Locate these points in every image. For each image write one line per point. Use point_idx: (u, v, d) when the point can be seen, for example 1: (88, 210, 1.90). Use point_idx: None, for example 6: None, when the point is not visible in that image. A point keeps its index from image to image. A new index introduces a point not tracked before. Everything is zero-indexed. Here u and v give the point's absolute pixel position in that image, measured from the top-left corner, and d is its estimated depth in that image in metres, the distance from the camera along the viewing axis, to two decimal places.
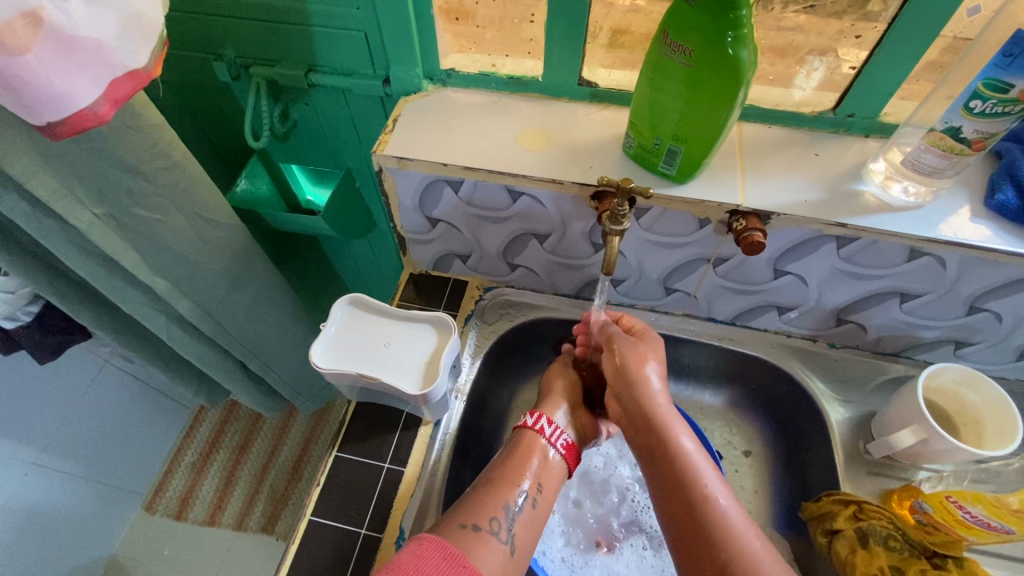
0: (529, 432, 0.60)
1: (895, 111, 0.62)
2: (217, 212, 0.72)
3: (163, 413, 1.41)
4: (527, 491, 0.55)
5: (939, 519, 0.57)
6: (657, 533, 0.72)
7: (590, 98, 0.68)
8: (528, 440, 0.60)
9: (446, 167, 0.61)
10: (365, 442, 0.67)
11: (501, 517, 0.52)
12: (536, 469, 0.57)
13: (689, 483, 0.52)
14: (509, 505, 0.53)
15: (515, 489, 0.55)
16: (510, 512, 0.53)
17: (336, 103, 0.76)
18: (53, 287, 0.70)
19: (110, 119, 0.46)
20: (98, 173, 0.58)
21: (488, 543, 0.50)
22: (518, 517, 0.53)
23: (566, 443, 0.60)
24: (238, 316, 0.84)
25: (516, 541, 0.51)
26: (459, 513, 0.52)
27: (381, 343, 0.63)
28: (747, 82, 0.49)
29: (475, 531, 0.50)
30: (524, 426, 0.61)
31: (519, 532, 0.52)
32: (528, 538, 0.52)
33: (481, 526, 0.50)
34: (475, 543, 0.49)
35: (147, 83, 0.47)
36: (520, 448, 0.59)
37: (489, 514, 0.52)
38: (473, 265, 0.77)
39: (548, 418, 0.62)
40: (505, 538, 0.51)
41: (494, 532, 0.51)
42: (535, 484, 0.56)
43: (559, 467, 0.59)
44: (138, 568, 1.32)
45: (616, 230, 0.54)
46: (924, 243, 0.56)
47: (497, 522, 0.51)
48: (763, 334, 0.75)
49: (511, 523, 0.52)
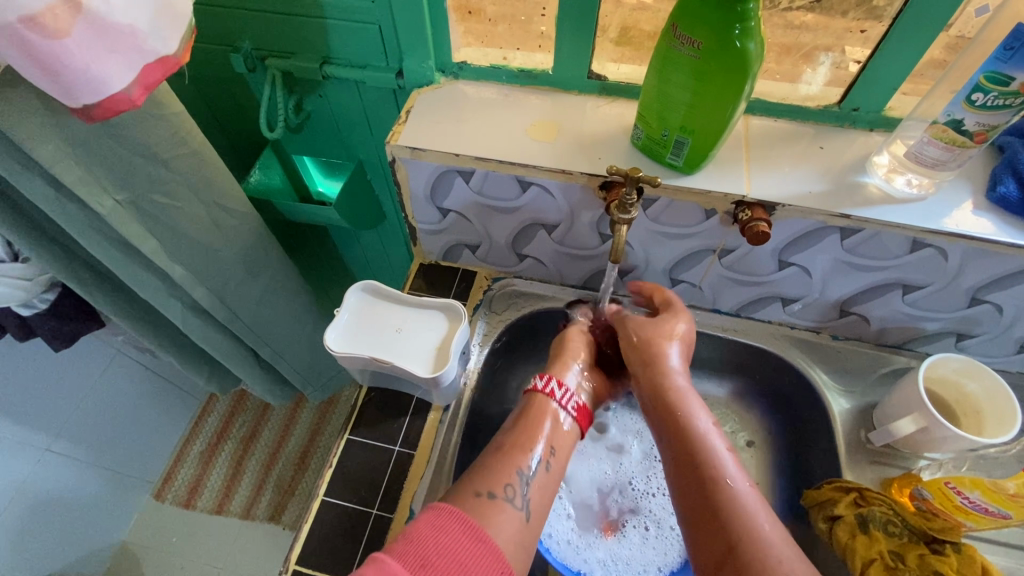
0: (540, 396, 0.61)
1: (900, 105, 0.63)
2: (233, 201, 0.74)
3: (173, 402, 1.43)
4: (540, 456, 0.56)
5: (939, 506, 0.58)
6: (657, 516, 0.74)
7: (598, 91, 0.69)
8: (540, 404, 0.60)
9: (458, 157, 0.63)
10: (376, 426, 0.68)
11: (516, 483, 0.53)
12: (549, 434, 0.58)
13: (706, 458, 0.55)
14: (522, 471, 0.54)
15: (527, 455, 0.56)
16: (524, 479, 0.54)
17: (349, 95, 0.78)
18: (74, 274, 0.72)
19: (141, 104, 0.47)
20: (121, 160, 0.59)
21: (503, 511, 0.50)
22: (531, 483, 0.54)
23: (577, 407, 0.61)
24: (252, 304, 0.85)
25: (530, 507, 0.52)
26: (474, 481, 0.53)
27: (393, 328, 0.64)
28: (754, 74, 0.50)
29: (490, 498, 0.51)
30: (535, 390, 0.62)
31: (532, 496, 0.53)
32: (542, 502, 0.54)
33: (497, 494, 0.51)
34: (489, 510, 0.50)
35: (176, 69, 0.49)
36: (532, 412, 0.60)
37: (503, 481, 0.53)
38: (482, 255, 0.79)
39: (559, 382, 0.62)
40: (520, 504, 0.52)
41: (509, 499, 0.51)
42: (549, 448, 0.57)
43: (570, 431, 0.60)
44: (148, 555, 1.35)
45: (624, 218, 0.55)
46: (926, 234, 0.57)
47: (512, 489, 0.52)
48: (767, 326, 0.76)
49: (525, 489, 0.53)
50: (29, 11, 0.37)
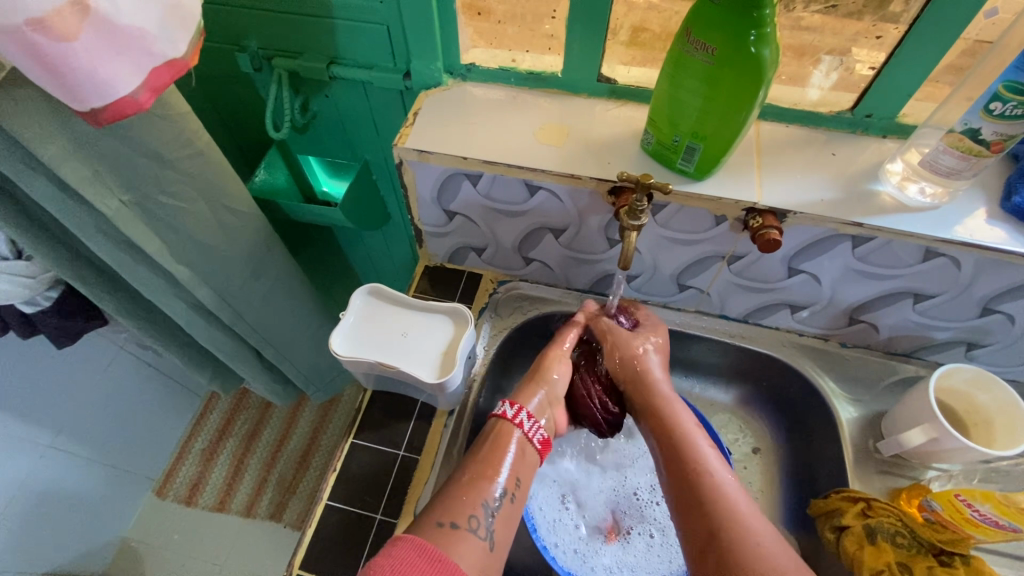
0: (506, 424, 0.60)
1: (914, 112, 0.62)
2: (238, 201, 0.73)
3: (175, 400, 1.43)
4: (504, 487, 0.56)
5: (948, 517, 0.57)
6: (663, 523, 0.74)
7: (608, 94, 0.68)
8: (504, 434, 0.60)
9: (465, 160, 0.62)
10: (380, 430, 0.68)
11: (479, 514, 0.53)
12: (513, 464, 0.58)
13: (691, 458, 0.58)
14: (487, 503, 0.54)
15: (490, 486, 0.55)
16: (487, 511, 0.54)
17: (356, 96, 0.77)
18: (78, 273, 0.71)
19: (148, 108, 0.47)
20: (126, 161, 0.59)
21: (466, 540, 0.51)
22: (495, 515, 0.54)
23: (542, 438, 0.61)
24: (255, 305, 0.85)
25: (494, 537, 0.53)
26: (437, 512, 0.53)
27: (399, 333, 0.64)
28: (768, 80, 0.49)
29: (452, 528, 0.51)
30: (500, 416, 0.61)
31: (496, 528, 0.53)
32: (506, 535, 0.54)
33: (461, 523, 0.52)
34: (452, 540, 0.50)
35: (184, 72, 0.48)
36: (496, 440, 0.59)
37: (467, 512, 0.53)
38: (488, 258, 0.78)
39: (528, 412, 0.62)
40: (483, 535, 0.52)
41: (473, 530, 0.52)
42: (512, 481, 0.57)
43: (533, 461, 0.61)
44: (150, 551, 1.35)
45: (634, 224, 0.55)
46: (940, 243, 0.56)
47: (475, 520, 0.52)
48: (775, 332, 0.75)
49: (489, 521, 0.53)
50: (37, 14, 0.36)
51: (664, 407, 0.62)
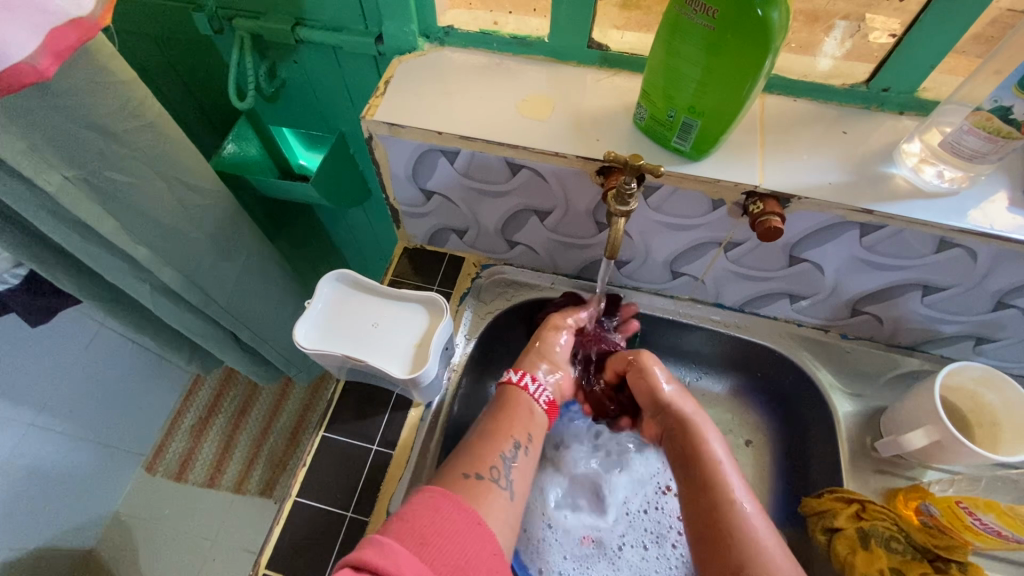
0: (512, 389, 0.61)
1: (935, 85, 0.56)
2: (198, 177, 0.68)
3: (160, 376, 1.40)
4: (519, 441, 0.56)
5: (946, 523, 0.55)
6: (654, 533, 0.72)
7: (600, 62, 0.62)
8: (517, 398, 0.60)
9: (441, 135, 0.57)
10: (354, 422, 0.65)
11: (501, 465, 0.52)
12: (525, 421, 0.57)
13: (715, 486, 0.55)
14: (505, 454, 0.53)
15: (507, 438, 0.55)
16: (507, 461, 0.53)
17: (326, 62, 0.71)
18: (33, 255, 0.66)
19: (52, 77, 0.43)
20: (67, 134, 0.53)
21: (492, 491, 0.50)
22: (514, 465, 0.53)
23: (548, 399, 0.61)
24: (227, 286, 0.81)
25: (514, 488, 0.52)
26: (461, 464, 0.52)
27: (369, 324, 0.60)
28: (775, 49, 0.43)
29: (477, 480, 0.50)
30: (508, 383, 0.61)
31: (517, 478, 0.52)
32: (524, 483, 0.53)
33: (484, 474, 0.51)
34: (480, 492, 0.49)
35: (94, 33, 0.44)
36: (507, 401, 0.59)
37: (487, 463, 0.52)
38: (470, 241, 0.73)
39: (532, 375, 0.62)
40: (505, 485, 0.51)
41: (496, 480, 0.51)
42: (526, 435, 0.56)
43: (544, 421, 0.60)
44: (139, 527, 1.34)
45: (622, 210, 0.50)
46: (955, 233, 0.51)
47: (497, 470, 0.52)
48: (774, 322, 0.71)
49: (510, 472, 0.52)
50: None
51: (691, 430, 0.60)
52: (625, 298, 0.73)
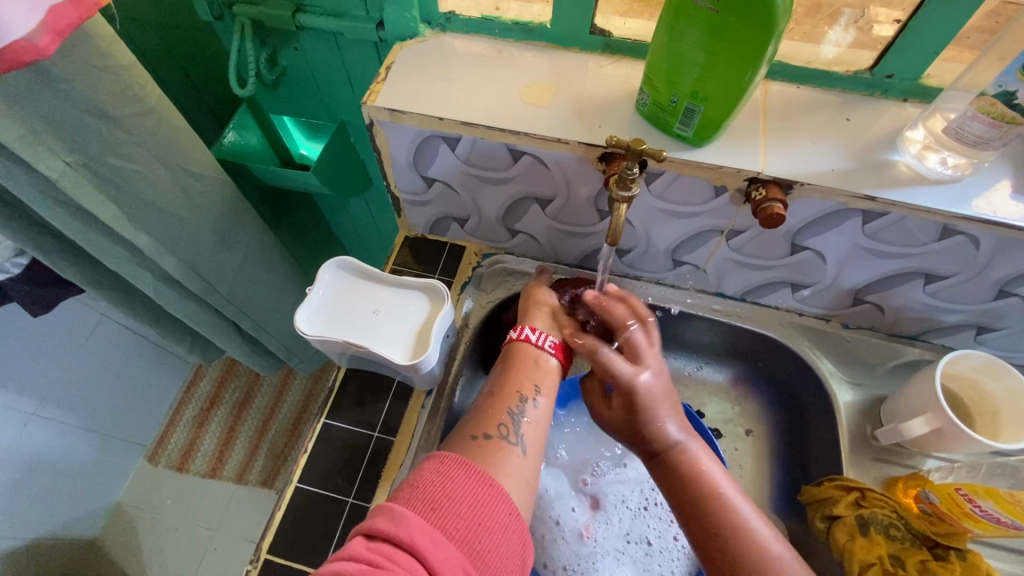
0: (516, 344, 0.60)
1: (939, 72, 0.56)
2: (198, 164, 0.68)
3: (161, 367, 1.40)
4: (528, 395, 0.55)
5: (946, 510, 0.55)
6: (657, 530, 0.72)
7: (602, 48, 0.61)
8: (521, 350, 0.59)
9: (442, 121, 0.56)
10: (355, 409, 0.65)
11: (508, 421, 0.52)
12: (533, 376, 0.57)
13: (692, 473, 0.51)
14: (513, 411, 0.53)
15: (514, 395, 0.54)
16: (517, 417, 0.52)
17: (327, 49, 0.70)
18: (34, 242, 0.66)
19: (52, 54, 0.43)
20: (68, 119, 0.53)
21: (503, 449, 0.49)
22: (524, 420, 0.53)
23: (554, 345, 0.60)
24: (228, 275, 0.81)
25: (526, 442, 0.51)
26: (469, 427, 0.52)
27: (370, 311, 0.60)
28: (779, 33, 0.43)
29: (486, 439, 0.50)
30: (511, 339, 0.61)
31: (527, 433, 0.52)
32: (538, 438, 0.52)
33: (492, 433, 0.50)
34: (491, 452, 0.49)
35: (93, 11, 0.45)
36: (513, 356, 0.59)
37: (496, 421, 0.52)
38: (471, 229, 0.73)
39: (532, 326, 0.61)
40: (516, 441, 0.51)
41: (505, 437, 0.50)
42: (535, 389, 0.56)
43: (555, 369, 0.59)
44: (141, 516, 1.35)
45: (624, 196, 0.49)
46: (958, 220, 0.51)
47: (506, 427, 0.51)
48: (775, 311, 0.71)
49: (519, 427, 0.52)
50: None
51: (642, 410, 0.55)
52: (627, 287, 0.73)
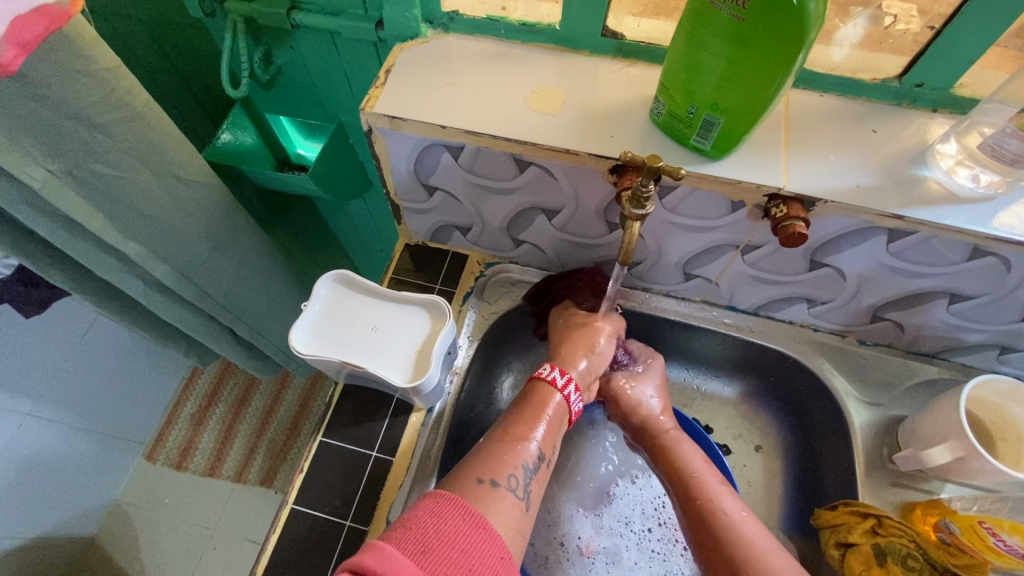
0: (549, 388, 0.57)
1: (972, 81, 0.53)
2: (189, 169, 0.65)
3: (158, 366, 1.38)
4: (542, 452, 0.53)
5: (966, 541, 0.53)
6: (660, 552, 0.71)
7: (614, 52, 0.58)
8: (553, 400, 0.56)
9: (444, 130, 0.53)
10: (353, 427, 0.63)
11: (519, 474, 0.49)
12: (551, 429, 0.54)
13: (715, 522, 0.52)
14: (527, 464, 0.50)
15: (528, 448, 0.52)
16: (528, 471, 0.50)
17: (324, 48, 0.67)
18: (19, 249, 0.63)
19: (18, 68, 0.45)
20: (48, 125, 0.50)
21: (504, 498, 0.46)
22: (533, 475, 0.51)
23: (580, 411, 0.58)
24: (222, 281, 0.78)
25: (530, 499, 0.49)
26: (474, 468, 0.49)
27: (368, 328, 0.57)
28: (810, 43, 0.40)
29: (492, 486, 0.47)
30: (546, 380, 0.57)
31: (533, 490, 0.50)
32: (538, 496, 0.51)
33: (499, 482, 0.48)
34: (491, 497, 0.46)
35: (62, 22, 0.46)
36: (538, 400, 0.56)
37: (507, 470, 0.49)
38: (474, 238, 0.70)
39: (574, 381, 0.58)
40: (521, 495, 0.48)
41: (512, 489, 0.48)
42: (548, 446, 0.53)
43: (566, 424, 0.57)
44: (140, 515, 1.33)
45: (637, 214, 0.46)
46: (990, 241, 0.48)
47: (515, 479, 0.49)
48: (788, 327, 0.69)
49: (527, 482, 0.49)
50: None
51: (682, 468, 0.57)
52: (636, 299, 0.71)
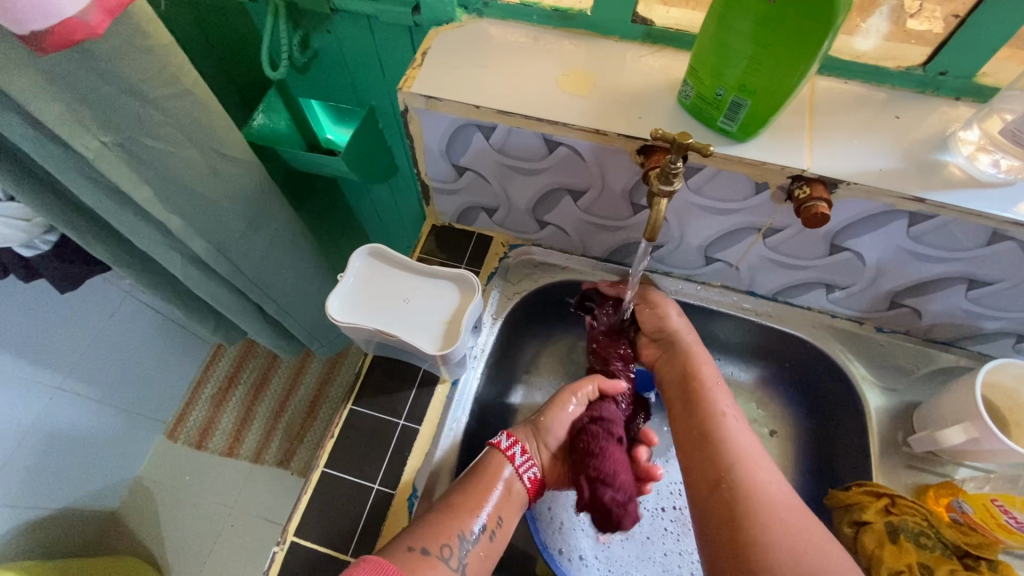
0: (498, 454, 0.58)
1: (995, 71, 0.54)
2: (230, 147, 0.68)
3: (181, 347, 1.42)
4: (486, 522, 0.53)
5: (979, 521, 0.55)
6: (674, 532, 0.72)
7: (643, 38, 0.60)
8: (497, 467, 0.56)
9: (478, 109, 0.56)
10: (380, 397, 0.65)
11: (454, 544, 0.50)
12: (498, 502, 0.55)
13: (716, 415, 0.58)
14: (463, 535, 0.51)
15: (469, 519, 0.52)
16: (463, 542, 0.51)
17: (360, 32, 0.70)
18: (67, 220, 0.67)
19: (104, 33, 0.45)
20: (105, 98, 0.53)
21: (436, 567, 0.48)
22: (473, 548, 0.51)
23: (533, 478, 0.57)
24: (254, 258, 0.81)
25: (465, 571, 0.50)
26: (410, 535, 0.50)
27: (400, 299, 0.60)
28: (839, 26, 0.41)
29: (422, 554, 0.48)
30: (496, 446, 0.58)
31: (470, 563, 0.50)
32: (480, 570, 0.51)
33: (431, 550, 0.49)
34: (423, 566, 0.47)
35: None
36: (489, 470, 0.56)
37: (441, 539, 0.50)
38: (500, 220, 0.72)
39: (523, 446, 0.58)
40: (455, 566, 0.49)
41: (445, 559, 0.49)
42: (495, 519, 0.54)
43: (520, 499, 0.57)
44: (161, 491, 1.37)
45: (665, 190, 0.48)
46: (1010, 226, 0.49)
47: (450, 549, 0.50)
48: (807, 312, 0.70)
49: (462, 552, 0.50)
50: None
51: (693, 361, 0.63)
52: (656, 283, 0.73)
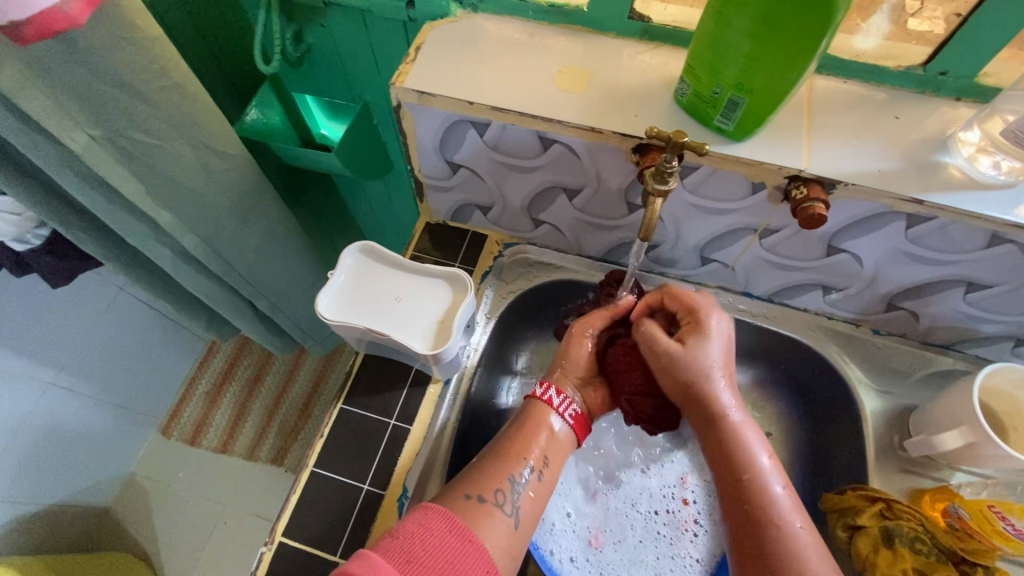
0: (537, 403, 0.58)
1: (997, 71, 0.53)
2: (222, 142, 0.67)
3: (175, 343, 1.41)
4: (534, 465, 0.54)
5: (975, 527, 0.55)
6: (667, 535, 0.72)
7: (640, 34, 0.59)
8: (539, 411, 0.57)
9: (471, 106, 0.55)
10: (371, 396, 0.64)
11: (507, 490, 0.51)
12: (543, 443, 0.55)
13: (751, 482, 0.50)
14: (514, 479, 0.52)
15: (519, 463, 0.53)
16: (517, 486, 0.52)
17: (354, 27, 0.69)
18: (56, 214, 0.66)
19: None
20: (93, 90, 0.52)
21: (492, 515, 0.48)
22: (524, 491, 0.52)
23: (575, 415, 0.58)
24: (247, 254, 0.80)
25: (520, 515, 0.50)
26: (463, 485, 0.51)
27: (391, 298, 0.59)
28: (838, 22, 0.40)
29: (479, 502, 0.49)
30: (532, 396, 0.59)
31: (524, 505, 0.51)
32: (534, 511, 0.52)
33: (486, 498, 0.50)
34: (479, 516, 0.48)
35: None
36: (532, 417, 0.57)
37: (494, 486, 0.51)
38: (494, 218, 0.72)
39: (558, 389, 0.59)
40: (510, 511, 0.50)
41: (499, 505, 0.50)
42: (541, 459, 0.55)
43: (567, 440, 0.58)
44: (154, 488, 1.36)
45: (661, 189, 0.47)
46: (1009, 228, 0.49)
47: (503, 494, 0.50)
48: (803, 314, 0.69)
49: (516, 497, 0.51)
50: None
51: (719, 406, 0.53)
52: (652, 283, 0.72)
